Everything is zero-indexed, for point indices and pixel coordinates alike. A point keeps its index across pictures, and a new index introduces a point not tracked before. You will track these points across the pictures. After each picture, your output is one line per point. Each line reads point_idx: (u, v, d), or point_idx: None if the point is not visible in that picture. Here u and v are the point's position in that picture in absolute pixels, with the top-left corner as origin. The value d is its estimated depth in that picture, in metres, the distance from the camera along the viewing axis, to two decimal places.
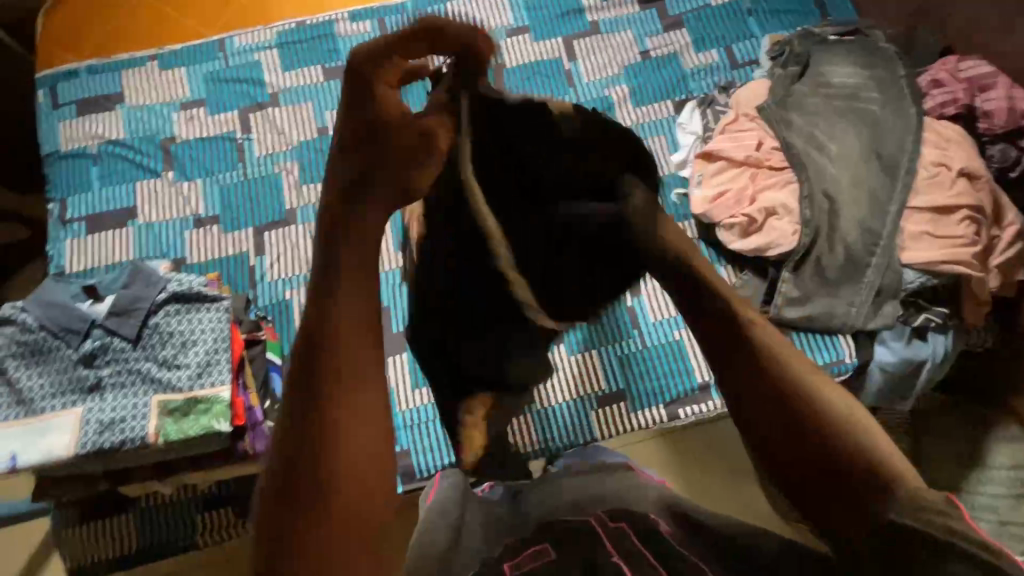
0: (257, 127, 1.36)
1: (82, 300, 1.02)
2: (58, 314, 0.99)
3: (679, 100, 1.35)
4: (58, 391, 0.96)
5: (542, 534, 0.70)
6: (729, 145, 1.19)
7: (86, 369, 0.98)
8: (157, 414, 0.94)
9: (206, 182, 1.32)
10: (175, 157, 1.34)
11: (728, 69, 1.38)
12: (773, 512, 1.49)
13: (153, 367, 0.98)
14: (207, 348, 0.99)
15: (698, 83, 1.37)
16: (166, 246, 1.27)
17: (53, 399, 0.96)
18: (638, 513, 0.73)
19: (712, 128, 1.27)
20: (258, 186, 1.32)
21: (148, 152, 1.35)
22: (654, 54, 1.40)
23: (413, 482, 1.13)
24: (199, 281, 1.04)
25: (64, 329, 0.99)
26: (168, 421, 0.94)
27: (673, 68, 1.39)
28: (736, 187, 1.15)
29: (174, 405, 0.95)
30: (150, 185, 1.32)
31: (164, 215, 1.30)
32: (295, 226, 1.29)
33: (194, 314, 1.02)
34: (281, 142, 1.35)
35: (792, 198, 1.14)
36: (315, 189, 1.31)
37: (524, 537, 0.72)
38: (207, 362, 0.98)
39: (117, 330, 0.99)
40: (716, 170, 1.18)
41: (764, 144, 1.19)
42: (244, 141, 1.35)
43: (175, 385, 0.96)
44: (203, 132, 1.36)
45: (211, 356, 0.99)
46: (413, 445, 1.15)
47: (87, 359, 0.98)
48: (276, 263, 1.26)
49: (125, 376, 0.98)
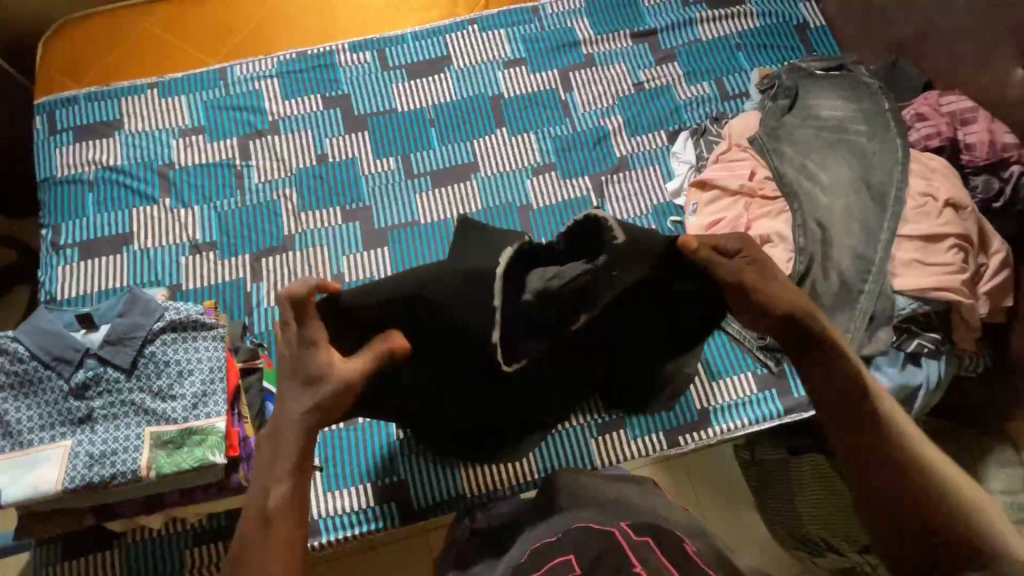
0: (256, 155, 1.37)
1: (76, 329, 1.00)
2: (50, 343, 0.97)
3: (672, 130, 1.39)
4: (47, 423, 0.94)
5: (566, 543, 0.82)
6: (723, 174, 1.23)
7: (77, 400, 0.96)
8: (150, 446, 0.92)
9: (204, 208, 1.32)
10: (173, 184, 1.34)
11: (719, 101, 1.42)
12: (770, 536, 1.48)
13: (148, 398, 0.96)
14: (203, 377, 0.98)
15: (691, 114, 1.41)
16: (162, 273, 1.26)
17: (42, 432, 0.94)
18: (650, 527, 0.84)
19: (705, 158, 1.31)
20: (256, 213, 1.32)
21: (146, 178, 1.34)
22: (648, 86, 1.44)
23: (410, 515, 1.11)
24: (196, 309, 1.03)
25: (55, 359, 0.97)
26: (161, 453, 0.92)
27: (666, 98, 1.43)
28: (731, 215, 1.19)
29: (168, 436, 0.93)
30: (147, 212, 1.31)
31: (159, 241, 1.29)
32: (293, 253, 1.28)
33: (191, 343, 1.01)
34: (281, 169, 1.36)
35: (786, 226, 1.17)
36: (315, 216, 1.32)
37: (546, 544, 0.84)
38: (204, 392, 0.97)
39: (111, 359, 0.97)
40: (710, 200, 1.23)
41: (760, 175, 1.22)
42: (243, 167, 1.36)
43: (169, 416, 0.95)
44: (202, 159, 1.37)
45: (208, 387, 0.97)
46: (411, 474, 1.13)
47: (79, 391, 0.96)
48: (273, 289, 1.25)
49: (118, 407, 0.96)
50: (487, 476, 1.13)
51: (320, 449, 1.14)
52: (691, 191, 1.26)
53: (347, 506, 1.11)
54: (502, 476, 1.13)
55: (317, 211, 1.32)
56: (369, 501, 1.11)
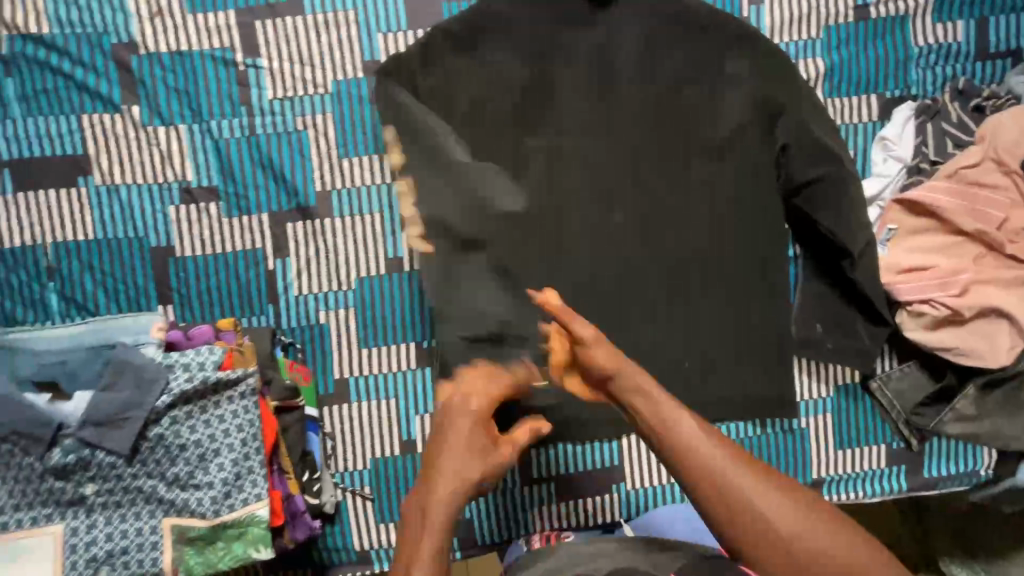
0: (267, 48, 0.88)
1: (33, 393, 0.69)
2: (8, 411, 0.65)
3: (891, 98, 0.96)
4: (23, 503, 0.66)
5: None
6: (959, 202, 0.87)
7: (62, 481, 0.67)
8: (172, 542, 0.68)
9: (195, 130, 0.88)
10: (140, 81, 0.87)
11: (969, 59, 0.95)
12: None
13: (161, 484, 0.68)
14: (235, 458, 0.69)
15: (923, 74, 0.95)
16: (142, 226, 0.89)
17: (20, 513, 0.66)
18: None
19: (930, 160, 0.93)
20: (270, 146, 0.90)
21: (95, 64, 0.86)
22: (874, 14, 0.95)
23: (473, 550, 1.00)
24: (214, 357, 0.70)
25: (19, 433, 0.65)
26: (189, 550, 0.69)
27: (896, 41, 0.95)
28: (949, 266, 0.88)
29: (196, 533, 0.69)
30: (104, 124, 0.87)
31: (129, 178, 0.88)
32: (330, 220, 0.91)
33: (210, 415, 0.69)
34: (306, 77, 0.89)
35: (1016, 305, 0.86)
36: (359, 167, 0.91)
37: None
38: (236, 477, 0.69)
39: (102, 443, 0.66)
40: (918, 230, 0.90)
41: (967, 290, 0.87)
42: (249, 67, 0.88)
43: (195, 510, 0.68)
44: (178, 41, 0.87)
45: (243, 467, 0.70)
46: (477, 513, 0.98)
47: (61, 471, 0.66)
48: (304, 272, 0.91)
49: (122, 495, 0.68)
50: (563, 523, 1.00)
51: (374, 480, 0.93)
52: (896, 207, 0.91)
53: None
54: (583, 518, 1.00)
55: (362, 158, 0.91)
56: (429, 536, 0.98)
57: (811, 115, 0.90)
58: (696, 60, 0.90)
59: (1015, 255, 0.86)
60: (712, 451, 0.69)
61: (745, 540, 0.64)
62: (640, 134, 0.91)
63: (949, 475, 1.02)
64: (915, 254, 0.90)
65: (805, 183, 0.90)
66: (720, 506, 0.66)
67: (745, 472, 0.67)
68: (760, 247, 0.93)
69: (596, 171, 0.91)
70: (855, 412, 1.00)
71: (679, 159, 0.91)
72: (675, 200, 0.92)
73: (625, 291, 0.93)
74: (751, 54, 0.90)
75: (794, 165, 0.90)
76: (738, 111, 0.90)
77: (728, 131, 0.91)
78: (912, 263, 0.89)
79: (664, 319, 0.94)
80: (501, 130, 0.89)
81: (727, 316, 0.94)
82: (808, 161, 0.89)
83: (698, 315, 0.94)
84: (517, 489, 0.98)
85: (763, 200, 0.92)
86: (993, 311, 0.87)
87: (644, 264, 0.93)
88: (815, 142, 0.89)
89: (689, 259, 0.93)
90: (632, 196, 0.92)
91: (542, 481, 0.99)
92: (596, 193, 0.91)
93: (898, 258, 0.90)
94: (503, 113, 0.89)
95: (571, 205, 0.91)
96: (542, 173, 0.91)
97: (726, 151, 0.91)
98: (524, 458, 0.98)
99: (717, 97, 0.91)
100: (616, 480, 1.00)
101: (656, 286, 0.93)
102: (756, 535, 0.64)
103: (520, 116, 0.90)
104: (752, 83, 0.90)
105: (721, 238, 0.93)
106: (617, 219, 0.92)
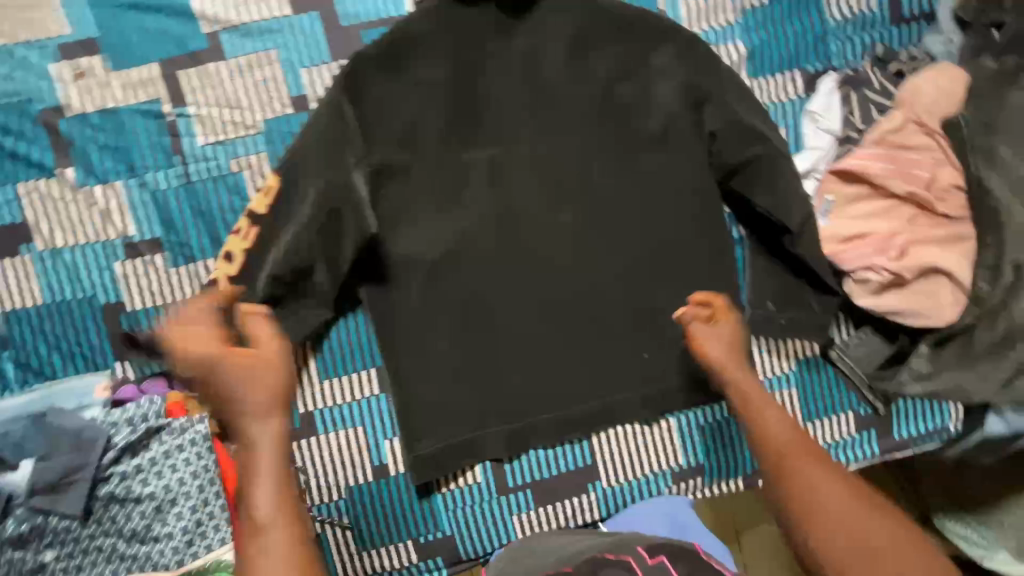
0: (194, 96, 0.89)
1: None
2: None
3: (814, 72, 0.97)
4: None
5: None
6: (888, 168, 0.88)
7: (22, 551, 0.69)
8: None
9: (132, 185, 0.89)
10: (72, 144, 0.88)
11: (885, 26, 0.97)
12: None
13: (121, 541, 0.71)
14: (192, 506, 0.72)
15: (842, 45, 0.97)
16: (90, 286, 0.90)
17: None
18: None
19: (858, 128, 0.94)
20: (208, 191, 0.90)
21: (25, 132, 0.87)
22: None
23: (459, 565, 1.00)
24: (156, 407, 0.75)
25: None
26: None
27: (812, 16, 0.97)
28: (884, 231, 0.89)
29: None
30: (40, 190, 0.88)
31: (71, 240, 0.89)
32: None
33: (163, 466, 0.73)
34: (236, 119, 0.90)
35: (956, 261, 0.87)
36: None
37: None
38: (197, 524, 0.72)
39: (56, 507, 0.69)
40: (852, 198, 0.92)
41: (906, 253, 0.88)
42: (178, 116, 0.89)
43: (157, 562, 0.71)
44: (106, 99, 0.88)
45: (201, 514, 0.72)
46: (458, 529, 0.99)
47: (20, 542, 0.69)
48: None
49: (83, 556, 0.70)
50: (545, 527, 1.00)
51: (351, 509, 0.95)
52: (829, 178, 0.92)
53: (387, 564, 0.98)
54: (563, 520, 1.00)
55: None
56: (413, 558, 0.98)
57: (735, 98, 0.91)
58: (617, 58, 0.92)
59: (946, 212, 0.88)
60: (789, 442, 0.77)
61: (812, 529, 0.70)
62: (571, 137, 0.92)
63: (919, 434, 1.03)
64: (850, 223, 0.91)
65: (737, 165, 0.91)
66: (788, 493, 0.73)
67: (817, 467, 0.74)
68: (703, 232, 0.94)
69: (532, 178, 0.92)
70: (819, 384, 1.01)
71: (614, 157, 0.93)
72: (613, 197, 0.93)
73: (576, 291, 0.94)
74: (671, 46, 0.91)
75: (724, 150, 0.91)
76: (664, 105, 0.91)
77: (656, 123, 0.92)
78: (849, 232, 0.91)
79: (617, 315, 0.95)
80: (432, 148, 0.90)
81: (681, 305, 0.95)
82: (737, 144, 0.91)
83: (652, 307, 0.95)
84: (494, 501, 0.99)
85: (699, 187, 0.93)
86: (932, 270, 0.88)
87: (591, 263, 0.94)
88: (741, 125, 0.90)
89: (634, 253, 0.94)
90: (569, 198, 0.93)
91: (518, 490, 0.99)
92: (534, 200, 0.92)
93: (836, 228, 0.91)
94: (432, 133, 0.90)
95: (512, 214, 0.92)
96: (478, 186, 0.91)
97: (656, 144, 0.92)
98: (497, 469, 0.99)
99: (641, 93, 0.92)
100: (592, 479, 1.00)
101: (606, 283, 0.94)
102: (821, 529, 0.69)
103: (450, 134, 0.91)
104: (674, 75, 0.91)
105: (663, 229, 0.94)
106: (558, 222, 0.93)
